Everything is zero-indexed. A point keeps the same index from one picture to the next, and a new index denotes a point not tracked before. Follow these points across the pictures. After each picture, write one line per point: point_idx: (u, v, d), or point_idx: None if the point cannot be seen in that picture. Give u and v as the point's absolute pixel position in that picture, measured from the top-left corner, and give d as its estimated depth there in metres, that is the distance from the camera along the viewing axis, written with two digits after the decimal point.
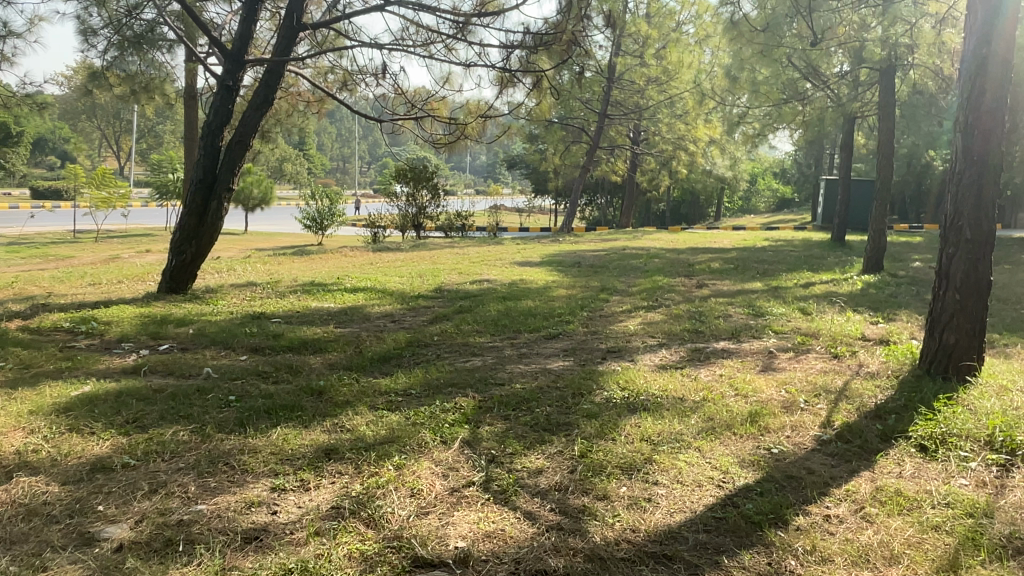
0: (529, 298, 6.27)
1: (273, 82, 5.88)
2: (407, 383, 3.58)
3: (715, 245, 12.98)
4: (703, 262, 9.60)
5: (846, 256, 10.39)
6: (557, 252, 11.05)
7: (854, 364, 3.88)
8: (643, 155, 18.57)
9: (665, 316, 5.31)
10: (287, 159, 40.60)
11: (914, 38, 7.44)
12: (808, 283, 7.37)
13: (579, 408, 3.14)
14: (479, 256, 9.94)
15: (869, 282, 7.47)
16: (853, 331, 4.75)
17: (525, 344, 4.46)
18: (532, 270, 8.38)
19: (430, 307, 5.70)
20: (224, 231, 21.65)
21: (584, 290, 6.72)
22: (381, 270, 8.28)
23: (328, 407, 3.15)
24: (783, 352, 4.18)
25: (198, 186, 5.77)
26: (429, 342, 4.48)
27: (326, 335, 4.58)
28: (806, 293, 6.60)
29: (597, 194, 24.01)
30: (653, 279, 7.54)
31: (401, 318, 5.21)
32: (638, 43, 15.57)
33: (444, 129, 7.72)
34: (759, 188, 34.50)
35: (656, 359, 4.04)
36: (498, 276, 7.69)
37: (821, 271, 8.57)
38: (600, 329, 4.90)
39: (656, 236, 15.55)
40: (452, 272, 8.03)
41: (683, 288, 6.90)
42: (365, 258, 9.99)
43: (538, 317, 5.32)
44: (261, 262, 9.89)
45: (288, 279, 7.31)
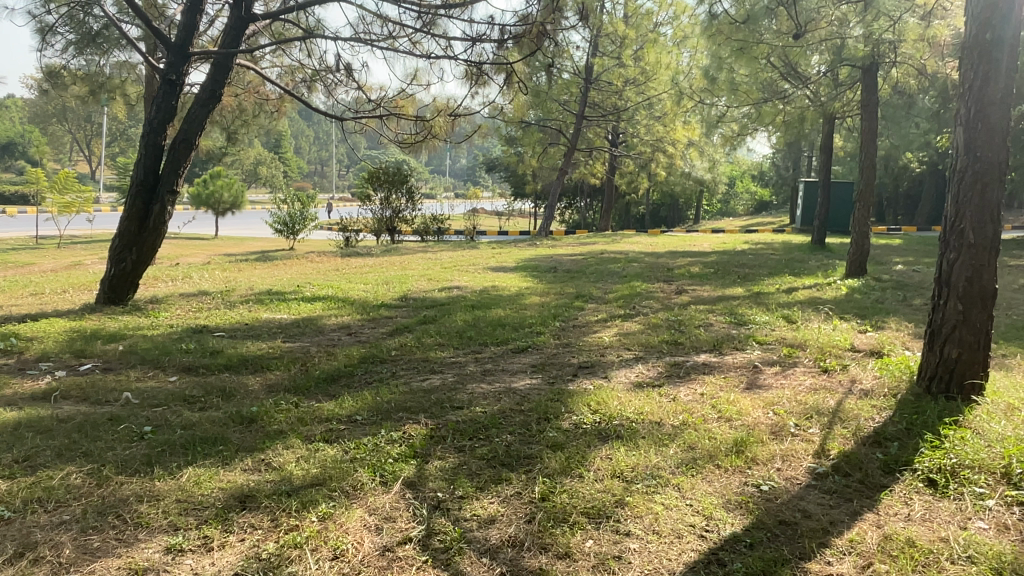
0: (499, 306, 5.90)
1: (221, 76, 5.45)
2: (352, 408, 3.18)
3: (695, 248, 12.70)
4: (683, 266, 9.30)
5: (829, 260, 10.13)
6: (533, 256, 10.71)
7: (846, 380, 3.55)
8: (621, 157, 18.30)
9: (642, 326, 4.96)
10: (262, 162, 39.94)
11: (897, 34, 7.19)
12: (792, 289, 7.08)
13: (543, 436, 2.76)
14: (451, 261, 9.55)
15: (854, 286, 7.19)
16: (843, 340, 4.43)
17: (490, 359, 4.08)
18: (505, 276, 8.02)
19: (390, 317, 5.31)
20: (193, 236, 21.04)
21: (559, 298, 6.37)
22: (346, 276, 7.86)
23: (255, 439, 2.76)
24: (768, 366, 3.84)
25: (138, 189, 5.34)
26: (384, 358, 4.08)
27: (271, 351, 4.17)
28: (790, 299, 6.30)
29: (575, 197, 23.74)
30: (631, 284, 7.21)
31: (357, 330, 4.82)
32: (615, 43, 15.31)
33: (411, 128, 7.33)
34: (737, 191, 34.48)
35: (631, 376, 3.67)
36: (469, 283, 7.32)
37: (804, 275, 8.29)
38: (573, 341, 4.54)
39: (635, 239, 15.24)
40: (421, 279, 7.63)
41: (662, 294, 6.58)
42: (332, 263, 9.57)
43: (507, 327, 4.95)
44: (224, 268, 9.43)
45: (244, 287, 6.87)
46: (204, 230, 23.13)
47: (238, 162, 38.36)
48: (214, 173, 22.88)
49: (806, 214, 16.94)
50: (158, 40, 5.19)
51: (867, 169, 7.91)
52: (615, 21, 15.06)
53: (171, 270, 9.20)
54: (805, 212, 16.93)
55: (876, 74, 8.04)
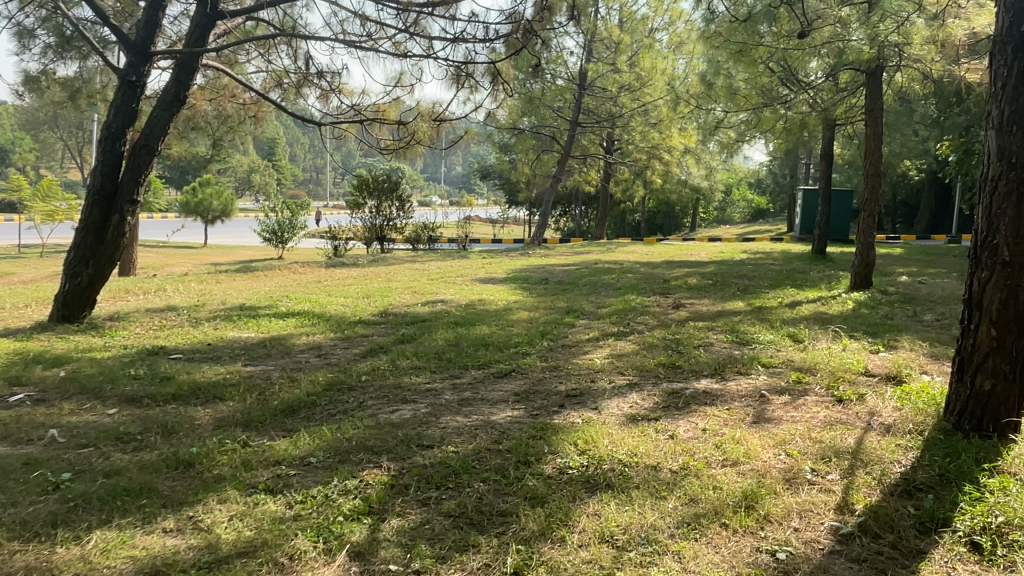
0: (485, 322, 5.53)
1: (185, 77, 5.10)
2: (308, 448, 2.80)
3: (692, 258, 12.36)
4: (679, 277, 8.95)
5: (830, 271, 9.79)
6: (525, 266, 10.36)
7: (864, 413, 3.19)
8: (616, 164, 18.00)
9: (637, 346, 4.60)
10: (255, 169, 39.59)
11: (904, 36, 6.87)
12: (795, 303, 6.74)
13: (522, 486, 2.38)
14: (439, 272, 9.19)
15: (859, 300, 6.85)
16: (855, 364, 4.07)
17: (470, 385, 3.71)
18: (494, 289, 7.66)
19: (366, 336, 4.94)
20: (182, 245, 20.63)
21: (549, 313, 6.00)
22: (327, 289, 7.50)
23: (187, 490, 2.38)
24: (776, 395, 3.47)
25: (94, 198, 4.96)
26: (353, 385, 3.70)
27: (228, 376, 3.79)
28: (794, 315, 5.96)
29: (570, 205, 23.41)
30: (625, 298, 6.84)
31: (328, 351, 4.44)
32: (609, 49, 15.01)
33: (394, 134, 6.97)
34: (733, 199, 34.25)
35: (625, 407, 3.30)
36: (455, 297, 6.95)
37: (806, 287, 7.95)
38: (561, 363, 4.17)
39: (630, 248, 14.91)
40: (405, 292, 7.26)
41: (658, 309, 6.22)
42: (314, 274, 9.19)
43: (491, 347, 4.59)
44: (201, 280, 9.04)
45: (216, 302, 6.49)
46: (193, 239, 22.71)
47: (231, 169, 37.98)
48: (203, 181, 22.48)
49: (804, 222, 16.64)
50: (117, 38, 4.83)
51: (872, 176, 7.58)
52: (610, 26, 14.76)
53: (147, 282, 8.80)
54: (804, 220, 16.64)
55: (880, 78, 7.74)
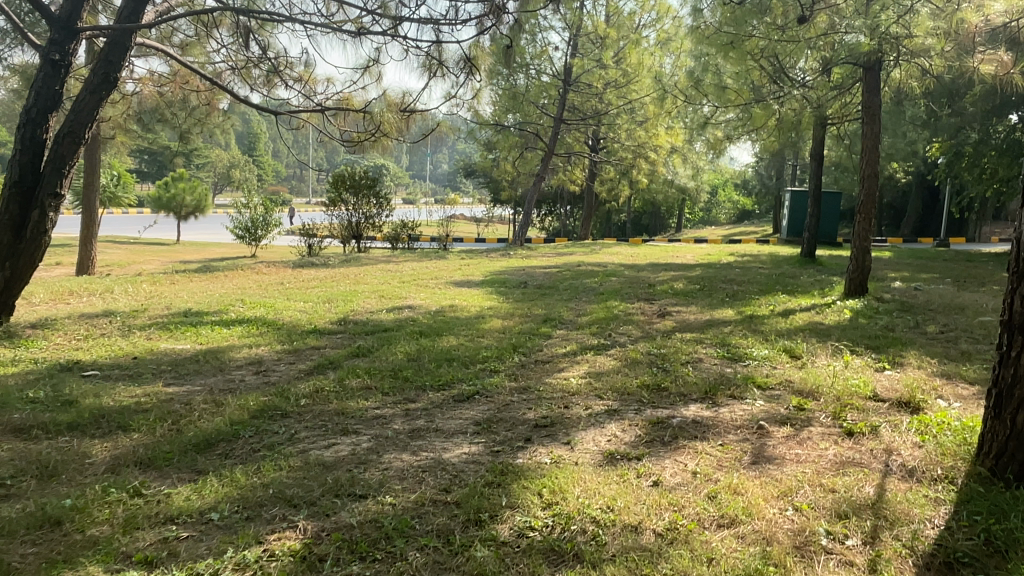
0: (454, 332, 5.04)
1: (115, 56, 4.59)
2: (212, 500, 2.29)
3: (677, 260, 11.93)
4: (665, 282, 8.50)
5: (822, 276, 9.39)
6: (503, 268, 9.86)
7: (881, 450, 2.71)
8: (601, 163, 17.55)
9: (618, 362, 4.12)
10: (235, 164, 38.79)
11: (906, 27, 6.42)
12: (788, 311, 6.29)
13: (469, 559, 1.89)
14: (411, 274, 8.67)
15: (857, 309, 6.43)
16: (862, 387, 3.62)
17: (425, 412, 3.19)
18: (468, 293, 7.17)
19: (317, 348, 4.42)
20: (153, 242, 19.94)
21: (524, 322, 5.51)
22: (287, 292, 6.97)
23: (41, 563, 1.88)
24: (776, 426, 3.01)
25: (11, 192, 4.41)
26: (288, 412, 3.18)
27: (143, 400, 3.26)
28: (789, 325, 5.51)
29: (555, 204, 22.94)
30: (608, 305, 6.38)
31: (269, 368, 3.92)
32: (595, 43, 14.53)
33: (359, 125, 6.49)
34: (719, 200, 33.97)
35: (601, 441, 2.81)
36: (424, 302, 6.45)
37: (798, 294, 7.54)
38: (532, 383, 3.67)
39: (614, 249, 14.43)
40: (371, 296, 6.76)
41: (642, 318, 5.74)
42: (279, 275, 8.65)
43: (455, 363, 4.08)
44: (156, 280, 8.47)
45: (161, 307, 5.96)
46: (165, 235, 22.01)
47: (210, 164, 37.17)
48: (176, 176, 21.78)
49: (792, 224, 16.29)
50: (37, 11, 4.28)
51: (868, 177, 7.18)
52: (596, 20, 14.28)
53: (97, 282, 8.22)
54: (791, 222, 16.29)
55: (879, 73, 7.31)
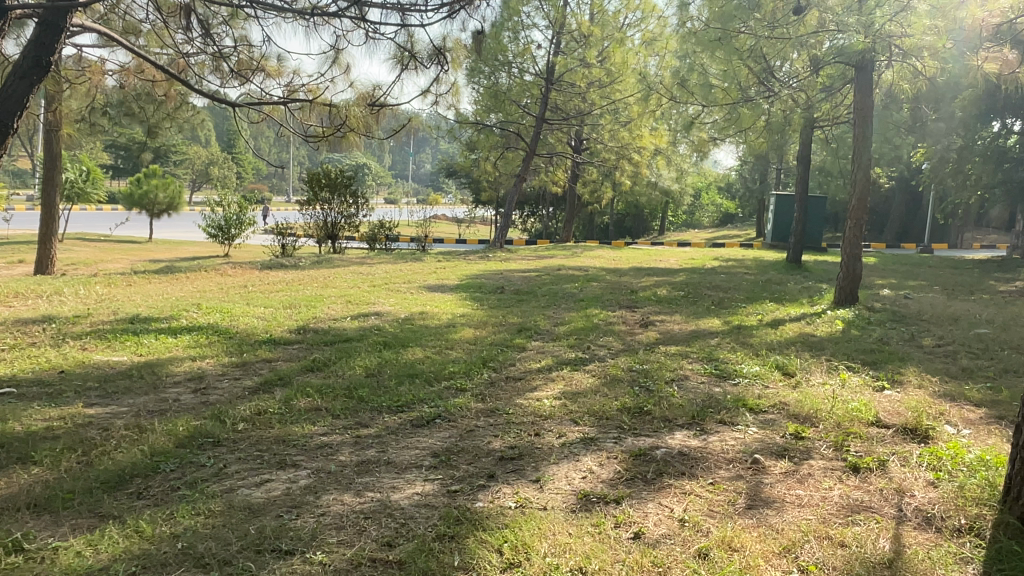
0: (421, 343, 4.66)
1: (49, 39, 4.16)
2: (106, 558, 1.91)
3: (660, 265, 11.61)
4: (648, 287, 8.19)
5: (808, 283, 9.13)
6: (481, 271, 9.49)
7: (893, 491, 2.38)
8: (584, 164, 17.22)
9: (597, 380, 3.77)
10: (213, 161, 38.00)
11: (902, 25, 6.13)
12: (776, 321, 5.98)
13: None
14: (384, 277, 8.27)
15: (847, 320, 6.13)
16: (864, 411, 3.29)
17: (377, 440, 2.82)
18: (440, 299, 6.80)
19: (267, 361, 4.03)
20: (123, 240, 19.31)
21: (498, 331, 5.14)
22: (248, 296, 6.56)
23: None
24: (772, 460, 2.67)
25: None
26: (221, 440, 2.80)
27: (54, 425, 2.87)
28: (778, 337, 5.19)
29: (538, 205, 22.59)
30: (587, 313, 6.03)
31: (209, 385, 3.53)
32: (577, 41, 14.12)
33: (324, 119, 6.12)
34: (702, 203, 33.77)
35: (575, 478, 2.45)
36: (393, 308, 6.07)
37: (785, 302, 7.25)
38: (501, 405, 3.31)
39: (596, 252, 14.10)
40: (337, 301, 6.37)
41: (623, 328, 5.40)
42: (244, 277, 8.22)
43: (417, 380, 3.70)
44: (112, 281, 8.01)
45: (107, 311, 5.54)
46: (136, 234, 21.34)
47: (187, 160, 36.36)
48: (147, 172, 21.10)
49: (776, 229, 16.06)
50: None
51: (860, 181, 6.92)
52: (580, 18, 13.91)
53: (48, 283, 7.73)
54: (775, 227, 16.06)
55: (871, 73, 7.02)
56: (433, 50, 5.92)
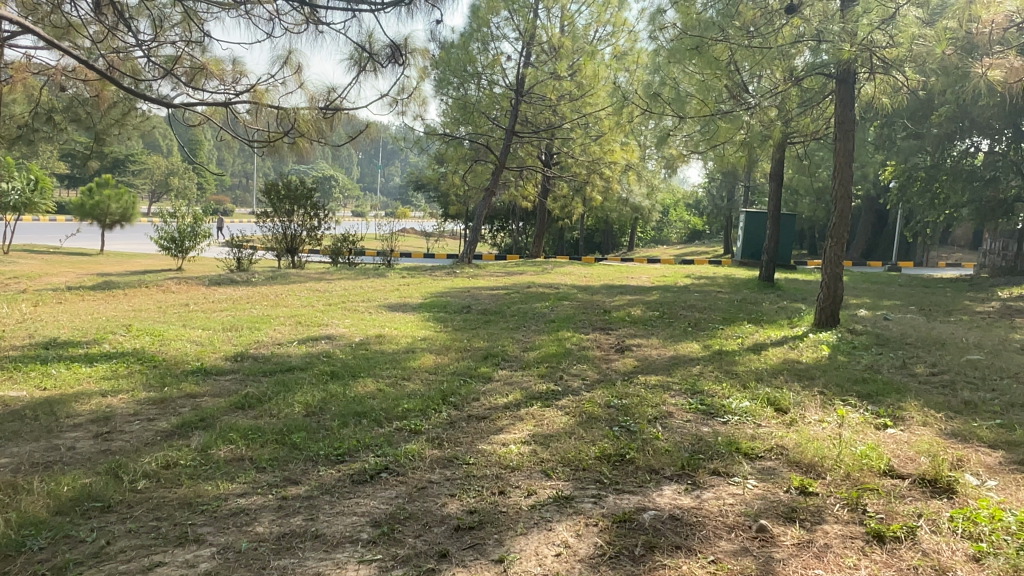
0: (374, 372, 4.17)
1: None
2: None
3: (632, 282, 11.24)
4: (621, 307, 7.79)
5: (785, 303, 8.83)
6: (446, 289, 9.01)
7: (933, 571, 1.96)
8: (554, 179, 16.88)
9: (572, 417, 3.32)
10: (174, 171, 36.90)
11: (889, 35, 5.89)
12: (759, 346, 5.60)
13: None
14: (342, 295, 7.74)
15: (833, 344, 5.79)
16: (876, 459, 2.89)
17: (307, 504, 2.32)
18: (399, 320, 6.30)
19: (192, 398, 3.49)
20: (72, 253, 18.35)
21: (461, 358, 4.66)
22: (188, 316, 5.99)
23: None
24: (783, 527, 2.24)
25: None
26: (112, 505, 2.28)
27: None
28: (764, 365, 4.79)
29: (507, 220, 22.18)
30: (558, 336, 5.58)
31: (116, 429, 2.99)
32: (548, 53, 13.78)
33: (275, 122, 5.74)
34: (670, 219, 33.67)
35: (547, 558, 1.98)
36: (347, 331, 5.55)
37: (765, 324, 6.90)
38: (460, 452, 2.83)
39: (567, 269, 13.71)
40: (287, 322, 5.83)
41: (597, 354, 4.97)
42: (189, 294, 7.63)
43: (365, 421, 3.20)
44: (41, 298, 7.35)
45: (21, 334, 4.94)
46: (87, 246, 20.37)
47: (146, 170, 35.20)
48: (100, 181, 20.17)
49: (747, 245, 15.86)
50: None
51: (841, 197, 6.58)
52: (551, 30, 13.59)
53: None
54: (746, 244, 15.86)
55: (853, 85, 6.75)
56: (391, 47, 5.56)
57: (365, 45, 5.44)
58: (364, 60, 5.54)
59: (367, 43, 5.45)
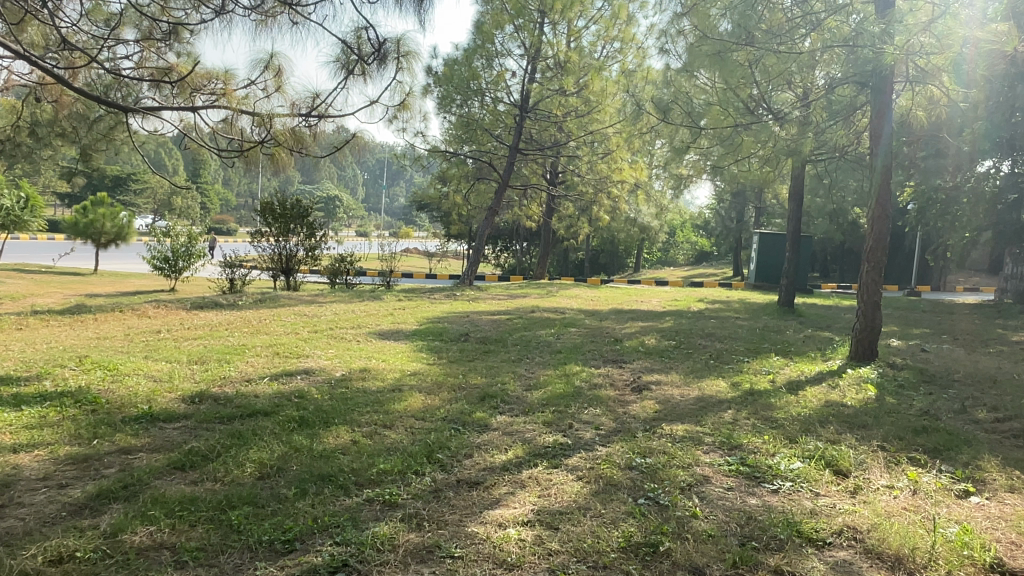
0: (351, 418, 3.53)
1: None
2: None
3: (643, 307, 10.63)
4: (634, 336, 7.15)
5: (810, 331, 8.18)
6: (445, 314, 8.39)
7: None
8: (560, 198, 16.33)
9: (588, 484, 2.68)
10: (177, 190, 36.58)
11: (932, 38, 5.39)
12: (793, 385, 4.95)
13: None
14: (331, 321, 7.12)
15: (876, 382, 5.15)
16: (981, 550, 2.25)
17: None
18: (390, 350, 5.66)
19: (122, 456, 2.87)
20: (65, 273, 17.83)
21: (454, 399, 4.02)
22: (154, 346, 5.38)
23: None
24: None
25: None
26: None
27: None
28: (806, 411, 4.13)
29: (511, 240, 21.61)
30: (567, 371, 4.95)
31: (12, 502, 2.37)
32: (554, 69, 13.29)
33: (250, 130, 5.39)
34: (677, 240, 33.08)
35: None
36: (329, 364, 4.91)
37: (793, 357, 6.26)
38: (443, 538, 2.20)
39: (574, 292, 13.08)
40: (263, 353, 5.21)
41: (612, 394, 4.33)
42: (165, 319, 7.02)
43: (329, 488, 2.57)
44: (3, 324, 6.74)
45: None
46: (80, 265, 19.84)
47: (148, 190, 34.79)
48: (95, 200, 19.67)
49: (761, 268, 15.27)
50: None
51: (878, 218, 5.99)
52: (558, 44, 13.11)
53: None
54: (760, 266, 15.26)
55: (890, 95, 6.16)
56: (382, 47, 5.03)
57: (353, 46, 4.92)
58: (352, 62, 5.02)
59: (356, 44, 4.94)
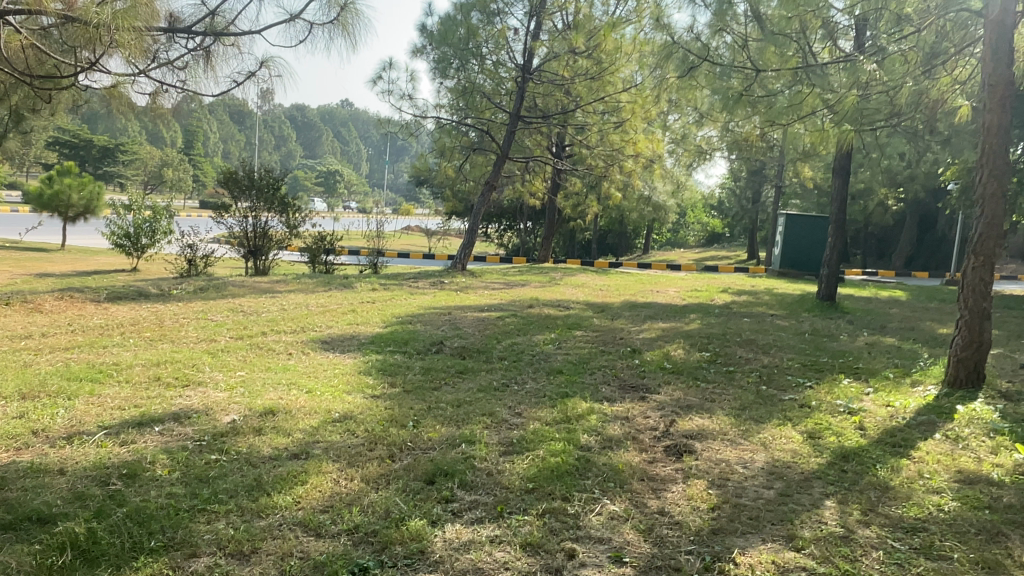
0: (177, 537, 1.98)
1: None
2: None
3: (661, 300, 9.06)
4: (658, 345, 5.57)
5: (872, 337, 6.60)
6: (420, 310, 6.82)
7: None
8: (565, 173, 14.70)
9: None
10: (167, 163, 34.76)
11: None
12: (896, 438, 3.39)
13: None
14: (265, 322, 5.52)
15: (1011, 429, 3.58)
16: None
17: None
18: (326, 370, 4.11)
19: None
20: (28, 250, 16.24)
21: (385, 482, 2.46)
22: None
23: None
24: None
25: None
26: None
27: None
28: (947, 501, 2.58)
29: (514, 219, 20.00)
30: (570, 417, 3.37)
31: None
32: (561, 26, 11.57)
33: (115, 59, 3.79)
34: (687, 222, 31.41)
35: None
36: (222, 399, 3.37)
37: (872, 381, 4.68)
38: None
39: (579, 279, 11.48)
40: (139, 379, 3.64)
41: (637, 464, 2.78)
42: (55, 316, 5.45)
43: None
44: None
45: None
46: (48, 240, 18.29)
47: (137, 162, 32.93)
48: (61, 169, 18.04)
49: (788, 253, 13.66)
50: None
51: (993, 196, 4.36)
52: None
53: None
54: (787, 251, 13.63)
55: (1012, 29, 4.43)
56: None
57: None
58: None
59: None
